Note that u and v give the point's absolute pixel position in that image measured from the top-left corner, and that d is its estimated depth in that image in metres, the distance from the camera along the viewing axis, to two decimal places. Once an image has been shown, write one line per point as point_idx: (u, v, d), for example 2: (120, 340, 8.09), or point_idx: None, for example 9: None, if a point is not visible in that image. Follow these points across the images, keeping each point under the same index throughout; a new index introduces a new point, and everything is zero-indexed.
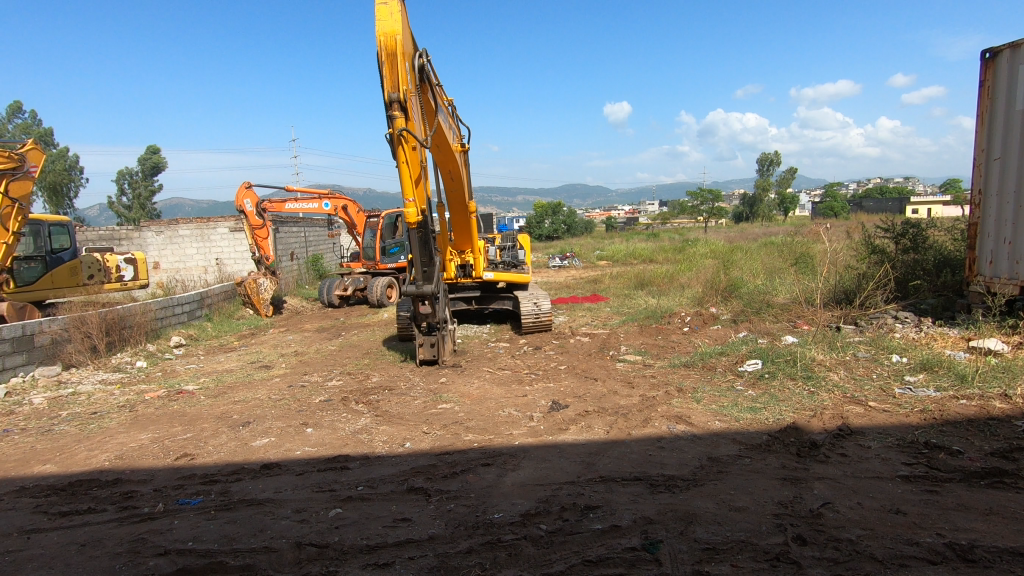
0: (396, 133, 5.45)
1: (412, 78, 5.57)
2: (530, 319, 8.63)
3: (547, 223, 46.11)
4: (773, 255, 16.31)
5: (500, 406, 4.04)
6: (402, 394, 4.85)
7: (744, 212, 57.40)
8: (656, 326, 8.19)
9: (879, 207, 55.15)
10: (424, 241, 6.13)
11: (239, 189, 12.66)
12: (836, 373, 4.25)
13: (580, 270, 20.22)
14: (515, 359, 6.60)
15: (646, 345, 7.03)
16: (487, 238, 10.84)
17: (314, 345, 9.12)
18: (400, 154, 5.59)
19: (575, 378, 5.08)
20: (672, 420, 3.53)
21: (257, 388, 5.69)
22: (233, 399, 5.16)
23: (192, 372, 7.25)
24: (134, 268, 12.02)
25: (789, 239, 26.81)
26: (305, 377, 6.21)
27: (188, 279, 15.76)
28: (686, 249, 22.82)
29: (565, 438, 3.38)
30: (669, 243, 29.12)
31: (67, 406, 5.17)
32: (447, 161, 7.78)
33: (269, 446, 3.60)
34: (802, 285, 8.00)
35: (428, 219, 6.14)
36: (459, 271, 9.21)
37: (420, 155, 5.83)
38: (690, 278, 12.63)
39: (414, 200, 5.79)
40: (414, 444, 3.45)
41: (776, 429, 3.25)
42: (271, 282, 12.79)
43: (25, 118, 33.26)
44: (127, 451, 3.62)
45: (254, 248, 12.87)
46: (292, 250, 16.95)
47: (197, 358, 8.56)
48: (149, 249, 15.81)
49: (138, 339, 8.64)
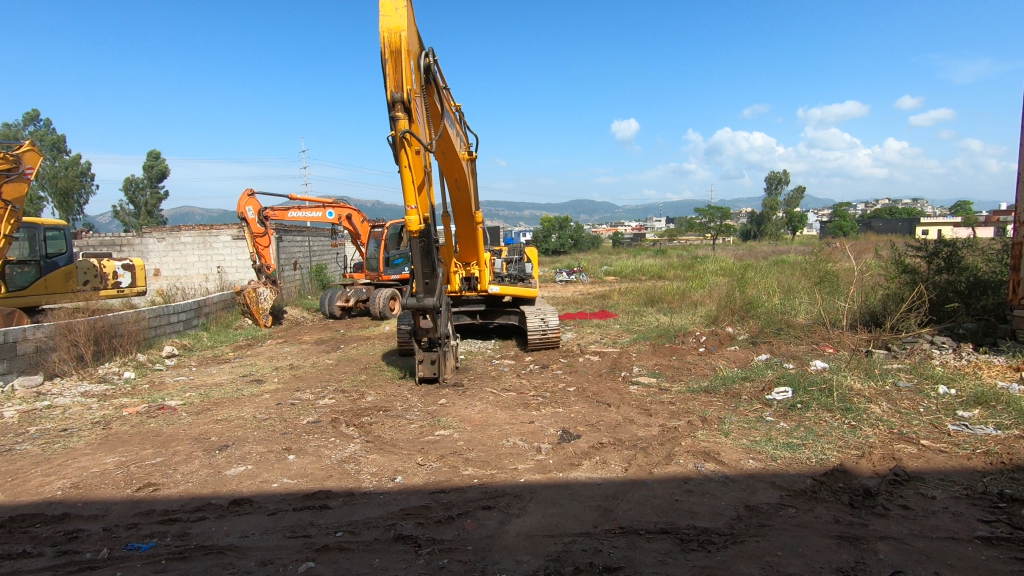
0: (399, 135, 5.11)
1: (417, 77, 5.25)
2: (537, 335, 8.24)
3: (554, 237, 45.86)
4: (787, 274, 15.90)
5: (504, 435, 3.64)
6: (397, 416, 4.45)
7: (753, 229, 56.95)
8: (670, 346, 7.78)
9: (889, 228, 54.70)
10: (427, 251, 5.75)
11: (241, 197, 12.43)
12: (878, 405, 3.82)
13: (588, 285, 19.85)
14: (520, 380, 6.20)
15: (660, 366, 6.62)
16: (494, 250, 10.50)
17: (311, 358, 8.75)
18: (403, 158, 5.24)
19: (586, 402, 4.67)
20: (699, 457, 3.11)
21: (243, 405, 5.31)
22: (215, 417, 4.78)
23: (180, 386, 6.88)
24: (132, 275, 11.74)
25: (802, 258, 26.30)
26: (297, 394, 5.84)
27: (188, 287, 15.48)
28: (696, 266, 22.36)
29: (578, 476, 2.96)
30: (677, 260, 28.83)
31: (38, 421, 4.80)
32: (454, 169, 7.45)
33: (244, 476, 3.21)
34: (824, 306, 7.59)
35: (431, 228, 5.78)
36: (464, 284, 8.88)
37: (424, 160, 5.49)
38: (703, 296, 12.22)
39: (417, 207, 5.44)
40: (406, 479, 3.05)
41: (821, 472, 2.83)
42: (271, 292, 12.48)
43: (37, 126, 33.75)
44: (86, 478, 3.24)
45: (255, 256, 12.57)
46: (294, 259, 16.67)
47: (188, 370, 8.21)
48: (151, 255, 15.57)
49: (128, 349, 8.30)
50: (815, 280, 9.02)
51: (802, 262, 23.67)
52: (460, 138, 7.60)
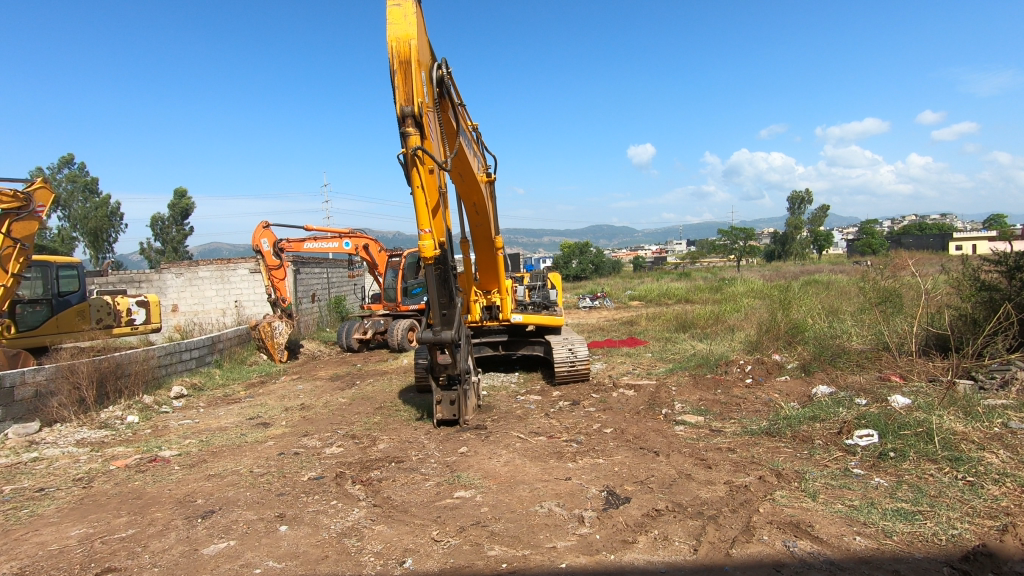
0: (410, 151, 4.64)
1: (429, 89, 4.83)
2: (565, 368, 7.62)
3: (575, 262, 45.29)
4: (826, 295, 15.09)
5: (538, 497, 3.02)
6: (411, 470, 3.86)
7: (778, 250, 55.62)
8: (712, 376, 7.11)
9: (921, 244, 53.07)
10: (444, 279, 5.23)
11: (256, 228, 12.22)
12: (994, 455, 3.12)
13: (613, 311, 19.15)
14: (550, 420, 5.58)
15: (705, 401, 5.92)
16: (516, 277, 9.99)
17: (324, 396, 8.24)
18: (415, 177, 4.75)
19: (629, 450, 4.02)
20: (788, 532, 2.44)
21: (242, 456, 4.78)
22: (208, 471, 4.26)
23: (183, 431, 6.41)
24: (146, 311, 11.48)
25: (837, 277, 25.17)
26: (303, 440, 5.30)
27: (205, 323, 15.26)
28: (724, 289, 21.51)
29: (635, 559, 2.33)
30: (702, 282, 28.05)
31: (17, 478, 4.34)
32: (471, 191, 6.98)
33: (223, 557, 2.65)
34: (885, 329, 6.86)
35: (448, 253, 5.25)
36: (485, 314, 8.37)
37: (438, 179, 5.02)
38: (739, 320, 11.50)
39: (431, 231, 4.92)
40: (417, 562, 2.44)
41: (958, 557, 2.15)
42: (286, 326, 12.10)
43: (72, 169, 34.74)
44: (39, 561, 2.72)
45: (271, 289, 12.25)
46: (312, 291, 16.39)
47: (195, 411, 7.76)
48: (169, 291, 15.46)
49: (134, 391, 7.90)
50: (867, 300, 8.27)
51: (838, 281, 22.60)
52: (477, 160, 7.15)
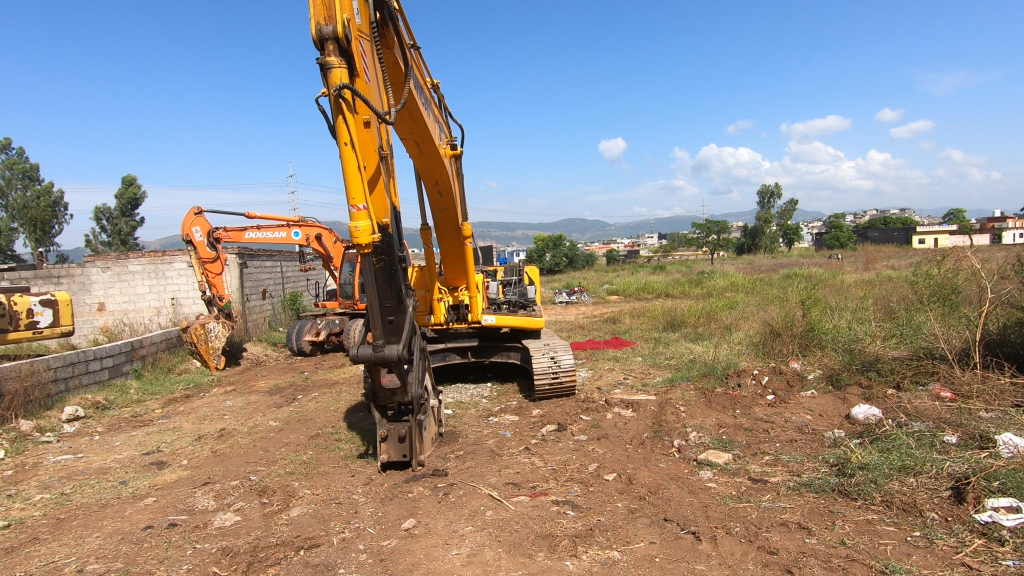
0: (332, 91, 3.17)
1: (361, 7, 3.40)
2: (546, 381, 6.35)
3: (549, 256, 44.01)
4: (819, 290, 14.19)
5: None
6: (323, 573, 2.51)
7: (748, 242, 55.61)
8: (724, 390, 5.92)
9: (888, 238, 53.81)
10: (390, 274, 3.83)
11: (187, 215, 10.52)
12: None
13: (592, 307, 17.95)
14: (532, 459, 4.28)
15: (727, 430, 4.67)
16: (487, 272, 8.65)
17: (254, 416, 6.79)
18: (341, 129, 3.28)
19: (653, 527, 2.75)
20: None
21: (93, 529, 3.35)
22: (18, 568, 2.81)
23: (50, 474, 4.90)
24: (54, 312, 9.47)
25: (817, 271, 24.48)
26: (195, 496, 3.87)
27: (136, 323, 13.51)
28: (706, 282, 20.50)
29: None
30: (679, 276, 27.06)
31: None
32: (432, 165, 5.57)
33: None
34: (930, 336, 5.76)
35: (395, 240, 3.85)
36: (450, 315, 7.09)
37: (377, 137, 3.55)
38: (735, 318, 10.40)
39: (368, 209, 3.45)
40: None
41: None
42: (224, 327, 10.51)
43: (10, 154, 31.80)
44: None
45: (204, 285, 10.59)
46: (262, 287, 14.69)
47: (86, 440, 6.20)
48: (94, 287, 13.65)
49: (8, 415, 6.32)
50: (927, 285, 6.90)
51: (820, 274, 21.93)
52: (439, 127, 5.74)
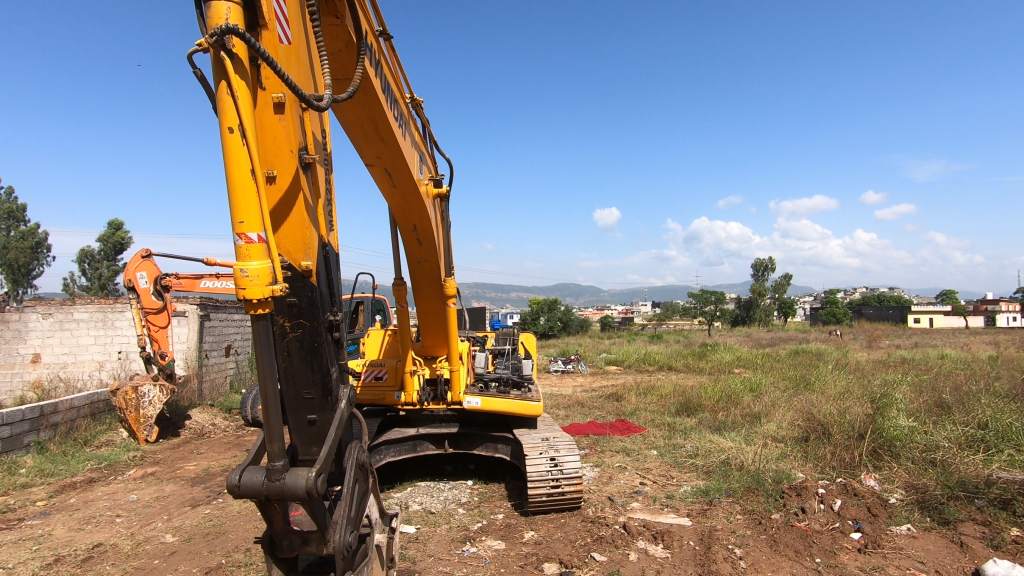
0: (210, 40, 1.87)
1: None
2: (543, 491, 4.79)
3: (543, 319, 42.52)
4: (845, 372, 12.69)
5: None
6: None
7: (744, 314, 54.54)
8: (785, 518, 4.36)
9: (884, 316, 53.15)
10: (313, 352, 2.42)
11: (133, 259, 9.07)
12: None
13: (588, 379, 16.33)
14: None
15: None
16: (476, 338, 7.21)
17: (155, 521, 5.13)
18: (226, 105, 1.94)
19: None
20: None
21: None
22: None
23: None
24: None
25: (823, 347, 23.12)
26: None
27: (72, 379, 11.82)
28: (711, 355, 18.98)
29: None
30: (679, 346, 25.57)
31: None
32: (407, 204, 4.26)
33: None
34: None
35: (323, 298, 2.47)
36: (425, 394, 5.66)
37: (291, 133, 2.22)
38: (763, 403, 8.87)
39: (268, 242, 2.04)
40: None
41: None
42: (161, 391, 8.88)
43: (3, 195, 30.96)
44: None
45: (144, 340, 9.05)
46: (225, 342, 13.09)
47: None
48: (30, 336, 12.09)
49: None
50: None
51: (830, 351, 20.60)
52: (420, 158, 4.51)
